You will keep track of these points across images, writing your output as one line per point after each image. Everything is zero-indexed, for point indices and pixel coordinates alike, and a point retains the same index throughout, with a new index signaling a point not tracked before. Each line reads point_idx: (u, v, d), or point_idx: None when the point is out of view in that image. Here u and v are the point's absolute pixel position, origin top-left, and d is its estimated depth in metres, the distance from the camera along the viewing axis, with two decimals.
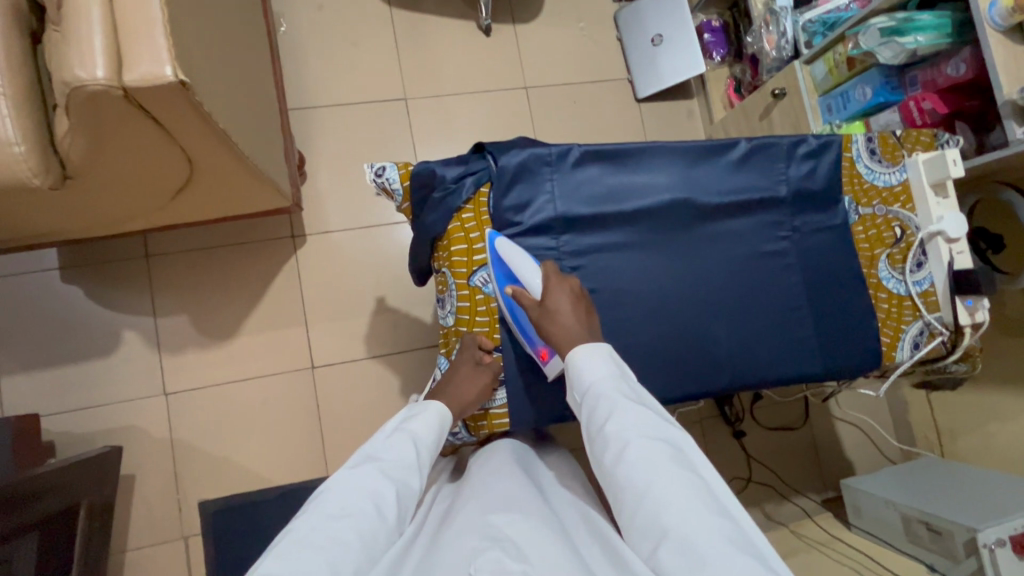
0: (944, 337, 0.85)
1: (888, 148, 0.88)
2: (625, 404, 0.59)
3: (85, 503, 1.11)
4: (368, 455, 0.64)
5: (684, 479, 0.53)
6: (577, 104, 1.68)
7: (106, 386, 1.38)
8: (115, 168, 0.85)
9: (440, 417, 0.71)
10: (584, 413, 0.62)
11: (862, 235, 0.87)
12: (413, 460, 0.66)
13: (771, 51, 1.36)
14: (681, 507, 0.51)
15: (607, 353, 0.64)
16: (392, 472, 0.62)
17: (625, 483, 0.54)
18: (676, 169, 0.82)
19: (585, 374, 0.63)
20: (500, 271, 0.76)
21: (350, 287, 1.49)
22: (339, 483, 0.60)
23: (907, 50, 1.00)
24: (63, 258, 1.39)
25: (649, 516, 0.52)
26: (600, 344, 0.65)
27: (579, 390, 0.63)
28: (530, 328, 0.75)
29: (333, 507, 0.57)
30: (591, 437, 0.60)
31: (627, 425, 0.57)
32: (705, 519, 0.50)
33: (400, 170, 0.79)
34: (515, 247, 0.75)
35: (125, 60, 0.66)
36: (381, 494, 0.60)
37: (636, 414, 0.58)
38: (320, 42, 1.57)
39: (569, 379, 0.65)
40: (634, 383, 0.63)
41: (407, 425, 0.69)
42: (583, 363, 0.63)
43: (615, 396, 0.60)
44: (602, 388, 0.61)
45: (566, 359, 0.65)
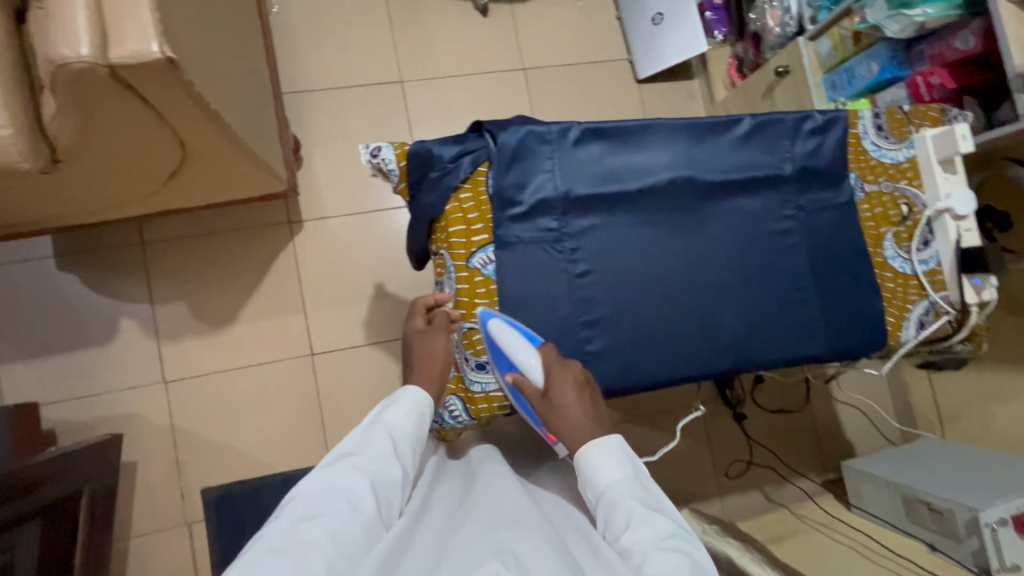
0: (950, 317, 0.84)
1: (896, 124, 0.86)
2: (640, 514, 0.57)
3: (88, 490, 1.11)
4: (345, 453, 0.64)
5: None
6: (577, 85, 1.65)
7: (105, 375, 1.37)
8: (106, 151, 0.83)
9: (419, 404, 0.71)
10: (600, 522, 0.60)
11: (868, 213, 0.85)
12: (390, 451, 0.65)
13: (775, 27, 1.33)
14: None
15: (621, 452, 0.63)
16: (369, 467, 0.63)
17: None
18: (679, 147, 0.79)
19: (600, 478, 0.62)
20: (495, 357, 0.73)
21: (348, 273, 1.48)
22: (315, 481, 0.60)
23: (915, 23, 0.97)
24: (58, 246, 1.38)
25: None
26: (613, 441, 0.64)
27: (595, 495, 0.62)
28: (532, 413, 0.73)
29: (305, 508, 0.57)
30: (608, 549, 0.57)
31: (642, 536, 0.54)
32: None
33: (397, 150, 0.77)
34: (507, 327, 0.72)
35: (110, 36, 0.63)
36: (358, 487, 0.60)
37: (650, 522, 0.56)
38: (313, 22, 1.53)
39: (585, 481, 0.64)
40: (654, 487, 0.61)
41: (384, 418, 0.69)
42: (599, 466, 0.62)
43: (630, 504, 0.58)
44: (616, 494, 0.59)
45: (578, 460, 0.64)
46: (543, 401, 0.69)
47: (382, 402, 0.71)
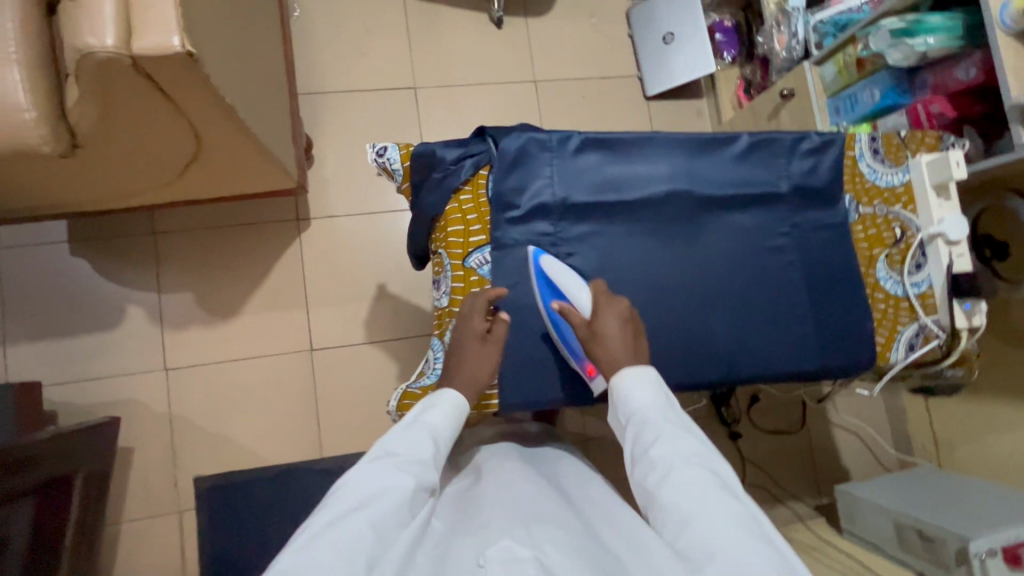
0: (940, 341, 0.84)
1: (892, 148, 0.88)
2: (672, 431, 0.61)
3: (83, 471, 1.14)
4: (387, 451, 0.63)
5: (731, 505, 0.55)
6: (585, 99, 1.68)
7: (108, 359, 1.40)
8: (125, 140, 0.87)
9: (457, 407, 0.69)
10: (627, 437, 0.64)
11: (862, 234, 0.87)
12: (431, 455, 0.64)
13: (781, 51, 1.35)
14: (728, 532, 0.53)
15: (653, 377, 0.67)
16: (411, 467, 0.62)
17: (664, 503, 0.57)
18: (676, 161, 0.81)
19: (632, 400, 0.65)
20: (542, 287, 0.76)
21: (352, 273, 1.50)
22: (358, 477, 0.60)
23: (917, 53, 0.99)
24: (72, 231, 1.41)
25: (689, 539, 0.54)
26: (647, 369, 0.68)
27: (624, 415, 0.66)
28: (575, 346, 0.75)
29: (348, 508, 0.56)
30: (632, 460, 0.62)
31: (670, 451, 0.60)
32: (747, 542, 0.52)
33: (401, 151, 0.80)
34: (560, 266, 0.76)
35: (134, 29, 0.66)
36: (401, 487, 0.59)
37: (681, 439, 0.61)
38: (332, 27, 1.58)
39: (614, 403, 0.67)
40: (681, 411, 0.65)
41: (424, 417, 0.67)
42: (633, 389, 0.66)
43: (661, 424, 0.63)
44: (648, 414, 0.64)
45: (613, 383, 0.67)
46: (588, 329, 0.71)
47: (424, 400, 0.69)
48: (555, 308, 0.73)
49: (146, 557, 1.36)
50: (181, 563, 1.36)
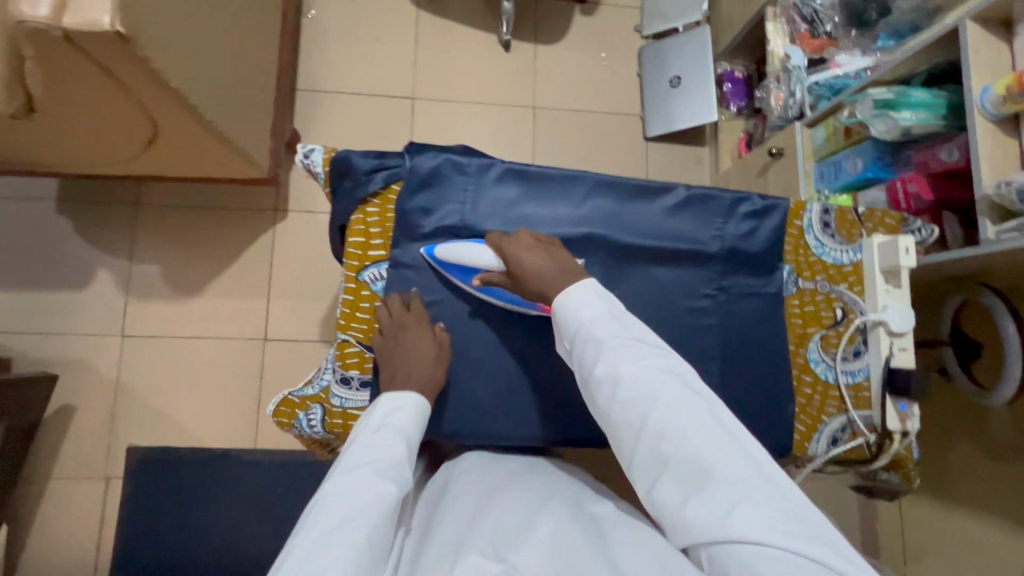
0: (868, 440, 0.77)
1: (845, 225, 0.81)
2: (617, 345, 0.62)
3: (7, 422, 1.14)
4: (359, 459, 0.63)
5: (680, 406, 0.58)
6: (582, 132, 1.66)
7: (70, 317, 1.43)
8: (77, 109, 0.89)
9: (417, 409, 0.70)
10: (576, 358, 0.65)
11: (797, 310, 0.80)
12: (403, 455, 0.65)
13: (777, 108, 1.29)
14: (680, 433, 0.56)
15: (594, 292, 0.67)
16: (387, 471, 0.63)
17: (620, 416, 0.60)
18: (601, 204, 0.78)
19: (574, 319, 0.66)
20: (456, 275, 0.74)
21: (319, 269, 1.51)
22: (334, 494, 0.60)
23: (900, 127, 0.93)
24: (62, 190, 1.47)
25: (647, 445, 0.58)
26: (588, 283, 0.67)
27: (570, 336, 0.66)
28: (514, 295, 0.74)
29: (330, 517, 0.57)
30: (584, 380, 0.64)
31: (618, 363, 0.61)
32: (701, 436, 0.56)
33: (325, 155, 0.78)
34: (452, 248, 0.73)
35: (69, 4, 0.68)
36: (383, 493, 0.60)
37: (626, 350, 0.62)
38: (343, 30, 1.62)
39: (560, 326, 0.68)
40: (626, 318, 0.66)
41: (389, 420, 0.68)
42: (575, 308, 0.65)
43: (605, 339, 0.63)
44: (592, 331, 0.64)
45: (554, 308, 0.67)
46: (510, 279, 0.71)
47: (384, 402, 0.70)
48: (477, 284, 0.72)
49: (66, 518, 1.37)
50: (97, 530, 1.37)
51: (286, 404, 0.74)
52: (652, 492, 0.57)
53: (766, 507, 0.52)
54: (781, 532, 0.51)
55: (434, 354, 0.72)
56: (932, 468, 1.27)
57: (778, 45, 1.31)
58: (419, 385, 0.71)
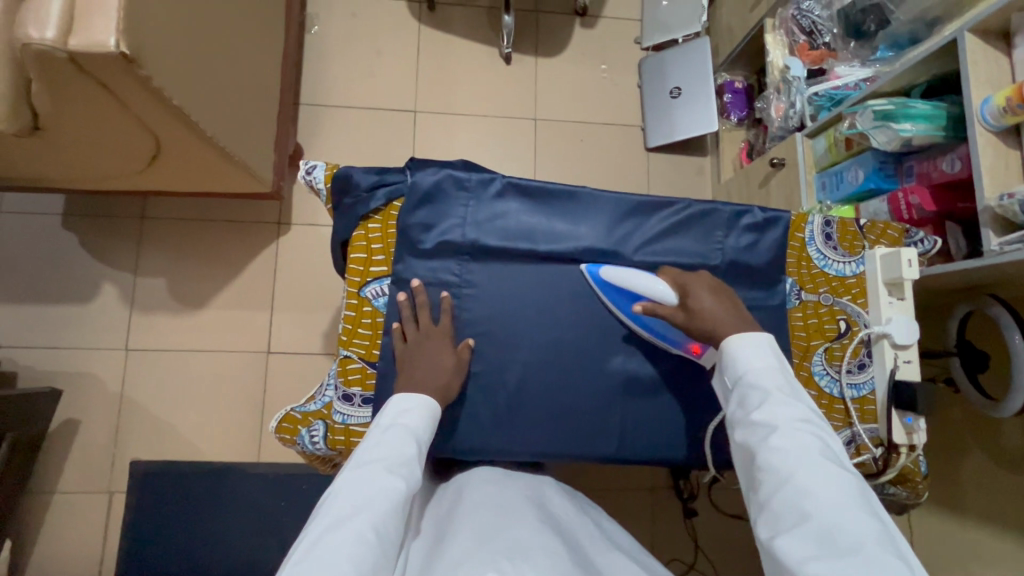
0: (874, 454, 0.76)
1: (847, 237, 0.81)
2: (780, 396, 0.59)
3: (12, 438, 1.14)
4: (370, 457, 0.62)
5: (835, 472, 0.53)
6: (583, 143, 1.67)
7: (75, 331, 1.44)
8: (84, 127, 0.90)
9: (428, 409, 0.68)
10: (734, 400, 0.63)
11: (800, 322, 0.79)
12: (413, 453, 0.63)
13: (777, 119, 1.30)
14: (828, 494, 0.52)
15: (770, 348, 0.65)
16: (397, 469, 0.61)
17: (768, 463, 0.56)
18: (603, 218, 0.78)
19: (740, 363, 0.64)
20: (615, 298, 0.76)
21: (323, 282, 1.51)
22: (343, 489, 0.59)
23: (900, 138, 0.93)
24: (67, 205, 1.48)
25: (788, 496, 0.53)
26: (762, 336, 0.65)
27: (733, 379, 0.64)
28: (673, 330, 0.74)
29: (338, 513, 0.56)
30: (738, 421, 0.61)
31: (781, 414, 0.58)
32: (852, 507, 0.51)
33: (327, 171, 0.79)
34: (618, 272, 0.75)
35: (75, 27, 0.69)
36: (392, 490, 0.59)
37: (790, 403, 0.59)
38: (345, 45, 1.63)
39: (723, 368, 0.66)
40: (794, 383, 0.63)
41: (401, 420, 0.66)
42: (745, 351, 0.64)
43: (772, 387, 0.61)
44: (758, 377, 0.62)
45: (722, 348, 0.66)
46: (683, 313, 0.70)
47: (394, 402, 0.68)
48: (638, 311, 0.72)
49: (69, 533, 1.37)
50: (100, 545, 1.36)
51: (290, 420, 0.74)
52: (776, 544, 0.51)
53: None
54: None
55: (453, 365, 0.72)
56: (942, 479, 1.25)
57: (778, 57, 1.31)
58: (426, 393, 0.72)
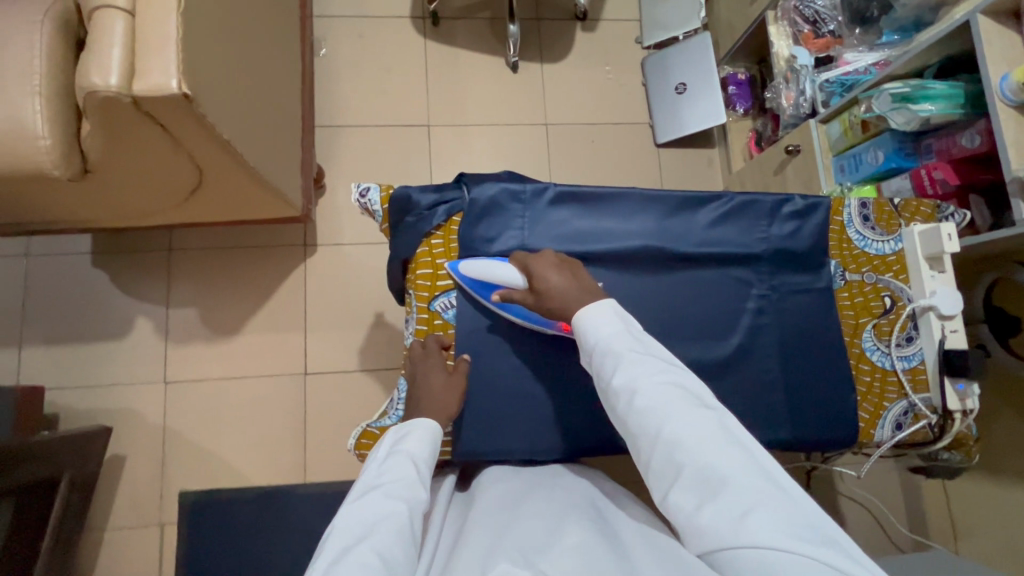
0: (930, 421, 0.80)
1: (884, 216, 0.85)
2: (633, 357, 0.63)
3: (66, 477, 1.16)
4: (369, 485, 0.64)
5: (693, 415, 0.58)
6: (594, 144, 1.70)
7: (112, 368, 1.45)
8: (131, 167, 0.92)
9: (432, 433, 0.71)
10: (595, 372, 0.66)
11: (847, 302, 0.83)
12: (414, 476, 0.66)
13: (788, 108, 1.34)
14: (692, 440, 0.57)
15: (614, 309, 0.68)
16: (397, 492, 0.63)
17: (638, 426, 0.60)
18: (652, 217, 0.81)
19: (594, 333, 0.66)
20: (477, 289, 0.77)
21: (353, 299, 1.53)
22: (349, 517, 0.60)
23: (919, 118, 0.97)
24: (94, 244, 1.50)
25: (662, 454, 0.57)
26: (606, 302, 0.68)
27: (588, 350, 0.67)
28: (530, 313, 0.77)
29: (345, 540, 0.57)
30: (604, 393, 0.64)
31: (636, 374, 0.62)
32: (714, 444, 0.56)
33: (382, 193, 0.82)
34: (476, 264, 0.76)
35: (137, 73, 0.72)
36: (397, 512, 0.61)
37: (643, 362, 0.62)
38: (354, 66, 1.66)
39: (580, 342, 0.68)
40: (646, 335, 0.66)
41: (400, 446, 0.69)
42: (592, 323, 0.66)
43: (623, 352, 0.64)
44: (609, 343, 0.64)
45: (574, 325, 0.68)
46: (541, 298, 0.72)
47: (396, 432, 0.71)
48: (496, 300, 0.74)
49: (125, 568, 1.37)
50: None
51: (368, 437, 0.79)
52: (667, 501, 0.56)
53: (785, 517, 0.51)
54: (802, 545, 0.49)
55: (442, 380, 0.76)
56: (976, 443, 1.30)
57: (782, 47, 1.33)
58: (445, 398, 0.75)
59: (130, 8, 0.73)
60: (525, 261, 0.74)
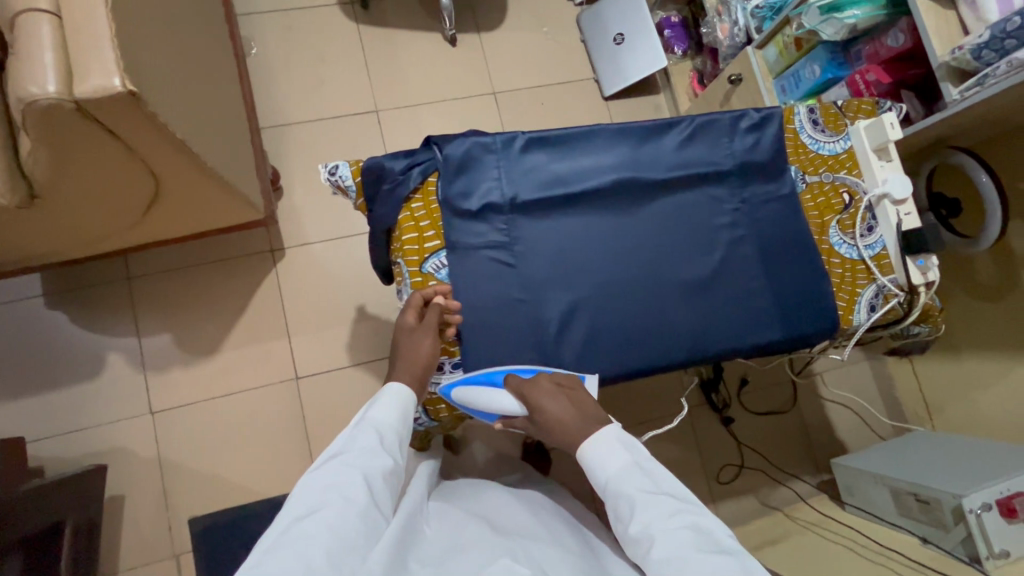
0: (899, 299, 0.86)
1: (831, 118, 0.90)
2: (644, 498, 0.59)
3: (69, 521, 1.12)
4: (332, 454, 0.66)
5: (713, 563, 0.53)
6: (544, 105, 1.71)
7: (92, 409, 1.39)
8: (83, 185, 0.88)
9: (402, 398, 0.72)
10: (610, 513, 0.62)
11: (811, 203, 0.88)
12: (375, 444, 0.66)
13: (724, 39, 1.39)
14: None
15: (620, 442, 0.64)
16: (355, 462, 0.64)
17: None
18: (622, 149, 0.83)
19: (601, 471, 0.63)
20: (479, 413, 0.78)
21: (331, 296, 1.51)
22: (307, 482, 0.62)
23: (847, 26, 1.03)
24: (46, 284, 1.42)
25: None
26: (611, 433, 0.65)
27: (600, 487, 0.63)
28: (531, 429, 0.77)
29: (300, 507, 0.60)
30: (623, 538, 0.60)
31: (650, 519, 0.58)
32: None
33: (352, 167, 0.81)
34: (472, 388, 0.76)
35: (76, 75, 0.68)
36: (351, 481, 0.62)
37: (655, 504, 0.59)
38: (289, 61, 1.61)
39: (589, 478, 0.65)
40: (656, 470, 0.62)
41: (367, 415, 0.69)
42: (599, 460, 0.63)
43: (633, 492, 0.60)
44: (619, 484, 0.61)
45: (581, 461, 0.65)
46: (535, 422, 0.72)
47: (368, 400, 0.72)
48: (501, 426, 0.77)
49: None
50: None
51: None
52: None
53: None
54: None
55: (409, 324, 0.76)
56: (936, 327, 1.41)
57: None
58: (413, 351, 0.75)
59: (54, 8, 0.69)
60: (521, 390, 0.72)
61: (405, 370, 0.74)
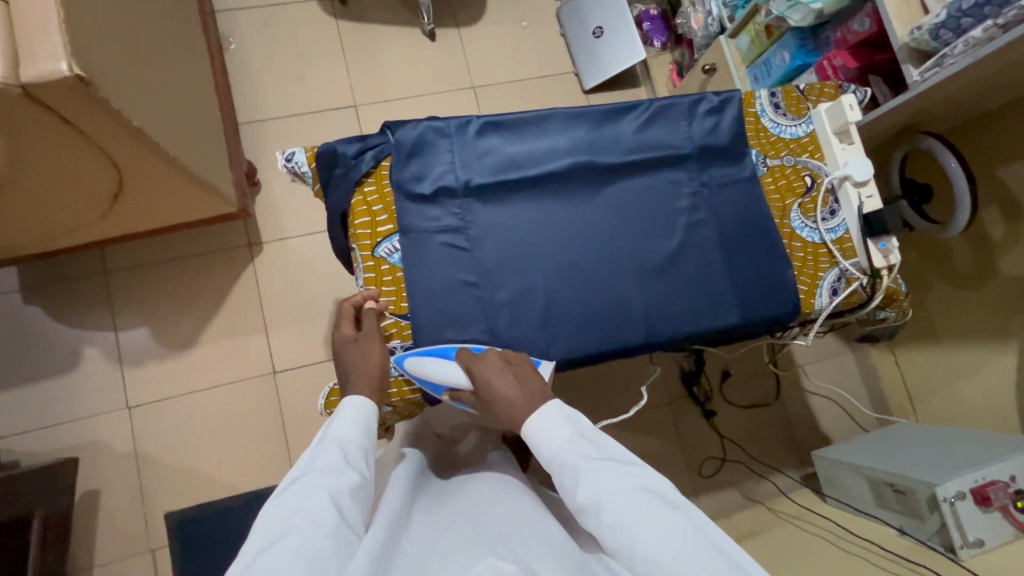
0: (862, 282, 0.85)
1: (792, 102, 0.90)
2: (589, 463, 0.59)
3: (38, 515, 1.12)
4: (295, 477, 0.62)
5: (665, 517, 0.53)
6: (523, 99, 1.71)
7: (68, 403, 1.39)
8: (42, 174, 0.88)
9: (362, 410, 0.70)
10: (558, 487, 0.61)
11: (772, 185, 0.88)
12: (341, 461, 0.64)
13: (698, 30, 1.39)
14: (669, 550, 0.51)
15: (562, 414, 0.64)
16: (321, 482, 0.60)
17: (613, 543, 0.55)
18: (578, 133, 0.83)
19: (546, 445, 0.63)
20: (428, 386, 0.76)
21: (310, 290, 1.51)
22: (272, 511, 0.57)
23: (813, 11, 1.02)
24: (24, 278, 1.43)
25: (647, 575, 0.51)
26: (553, 407, 0.65)
27: (546, 462, 0.63)
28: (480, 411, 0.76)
29: (266, 536, 0.55)
30: (573, 509, 0.59)
31: (595, 484, 0.57)
32: (691, 552, 0.50)
33: (307, 153, 0.81)
34: (422, 360, 0.75)
35: (21, 58, 0.68)
36: (317, 498, 0.58)
37: (603, 468, 0.58)
38: (268, 56, 1.61)
39: (535, 455, 0.65)
40: (600, 437, 0.63)
41: (330, 432, 0.67)
42: (542, 433, 0.63)
43: (579, 460, 0.60)
44: (562, 454, 0.61)
45: (526, 437, 0.65)
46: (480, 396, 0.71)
47: (329, 418, 0.70)
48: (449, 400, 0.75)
49: None
50: None
51: (335, 394, 0.84)
52: None
53: None
54: None
55: (348, 335, 0.77)
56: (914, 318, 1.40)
57: None
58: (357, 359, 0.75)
59: None
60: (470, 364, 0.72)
61: (364, 382, 0.73)
